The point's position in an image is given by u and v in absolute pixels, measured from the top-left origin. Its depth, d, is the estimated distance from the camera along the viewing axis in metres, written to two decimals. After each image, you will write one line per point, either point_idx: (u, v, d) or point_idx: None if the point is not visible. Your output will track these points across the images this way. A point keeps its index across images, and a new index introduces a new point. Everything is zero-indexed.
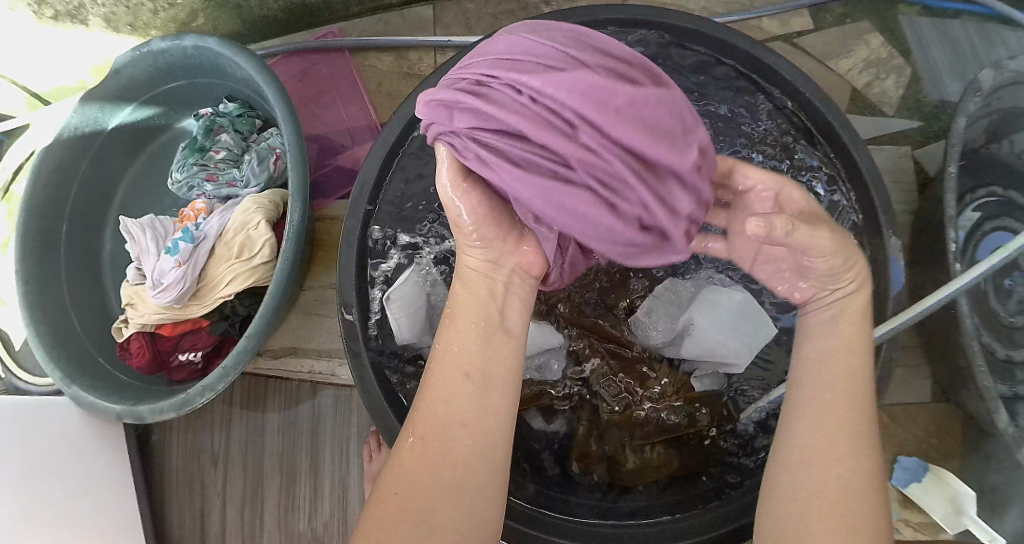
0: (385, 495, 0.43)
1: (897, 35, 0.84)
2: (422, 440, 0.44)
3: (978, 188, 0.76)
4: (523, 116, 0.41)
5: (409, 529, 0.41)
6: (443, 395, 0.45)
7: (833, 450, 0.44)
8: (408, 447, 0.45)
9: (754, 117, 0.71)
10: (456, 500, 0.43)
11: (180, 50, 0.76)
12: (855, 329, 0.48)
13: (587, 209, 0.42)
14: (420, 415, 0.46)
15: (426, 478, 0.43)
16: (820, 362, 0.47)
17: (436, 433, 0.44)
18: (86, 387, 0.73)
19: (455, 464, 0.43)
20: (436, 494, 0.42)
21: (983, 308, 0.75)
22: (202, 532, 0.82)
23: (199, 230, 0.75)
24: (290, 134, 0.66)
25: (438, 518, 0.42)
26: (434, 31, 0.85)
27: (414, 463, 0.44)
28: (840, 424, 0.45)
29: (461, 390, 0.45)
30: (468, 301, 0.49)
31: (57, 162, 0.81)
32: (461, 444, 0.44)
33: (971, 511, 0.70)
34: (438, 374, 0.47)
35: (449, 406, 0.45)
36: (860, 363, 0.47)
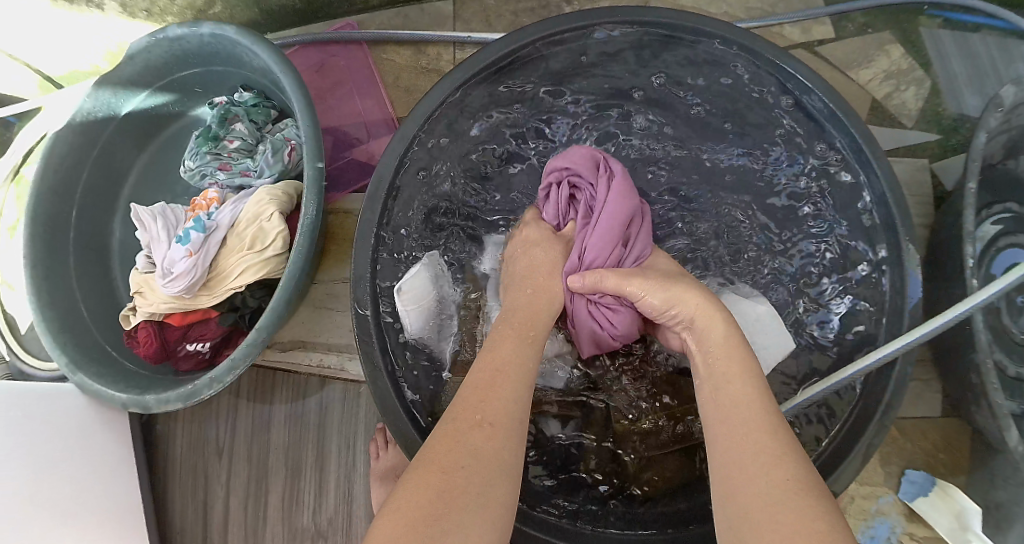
0: (444, 465, 0.41)
1: (918, 47, 0.83)
2: (489, 425, 0.44)
3: (994, 203, 0.76)
4: (606, 200, 0.62)
5: (470, 500, 0.40)
6: (514, 394, 0.47)
7: (758, 457, 0.42)
8: (466, 425, 0.44)
9: (774, 125, 0.70)
10: (511, 487, 0.43)
11: (197, 37, 0.76)
12: (733, 345, 0.51)
13: (578, 253, 0.62)
14: (483, 401, 0.46)
15: (488, 455, 0.42)
16: (713, 392, 0.49)
17: (502, 419, 0.45)
18: (92, 374, 0.73)
19: (512, 453, 0.44)
20: (497, 476, 0.42)
21: (994, 323, 0.74)
22: (204, 522, 0.81)
23: (212, 220, 0.75)
24: (307, 126, 0.65)
25: (493, 493, 0.41)
26: (453, 26, 0.84)
27: (477, 439, 0.43)
28: (749, 440, 0.43)
29: (525, 396, 0.48)
30: (525, 318, 0.56)
31: (69, 148, 0.80)
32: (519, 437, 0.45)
33: (976, 528, 0.69)
34: (505, 374, 0.49)
35: (517, 406, 0.47)
36: (744, 384, 0.47)
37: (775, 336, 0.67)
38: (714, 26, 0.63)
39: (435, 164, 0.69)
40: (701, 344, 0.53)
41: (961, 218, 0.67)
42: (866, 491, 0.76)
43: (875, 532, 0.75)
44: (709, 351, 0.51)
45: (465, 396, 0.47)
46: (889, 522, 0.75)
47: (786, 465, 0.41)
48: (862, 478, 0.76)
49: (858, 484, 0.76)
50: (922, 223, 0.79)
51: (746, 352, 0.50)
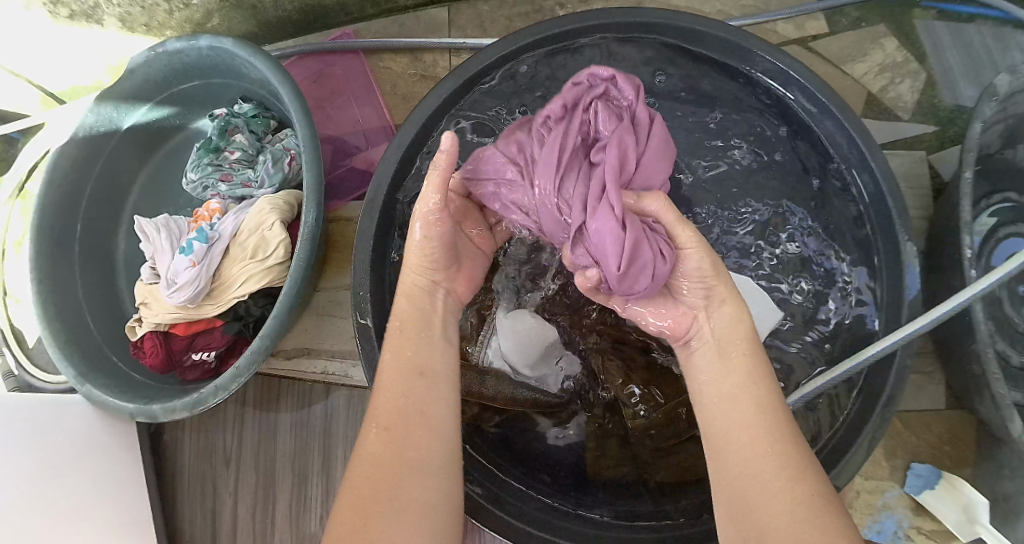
0: (355, 483, 0.44)
1: (912, 40, 0.83)
2: (386, 430, 0.46)
3: (993, 194, 0.76)
4: (657, 128, 0.56)
5: (384, 509, 0.42)
6: (403, 390, 0.48)
7: (783, 470, 0.41)
8: (370, 435, 0.47)
9: (769, 122, 0.71)
10: (430, 483, 0.45)
11: (196, 50, 0.77)
12: (744, 348, 0.50)
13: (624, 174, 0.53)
14: (382, 409, 0.48)
15: (395, 458, 0.45)
16: (727, 397, 0.48)
17: (396, 421, 0.47)
18: (99, 385, 0.74)
19: (420, 449, 0.46)
20: (409, 478, 0.44)
21: (996, 314, 0.74)
22: (214, 530, 0.82)
23: (214, 230, 0.76)
24: (305, 135, 0.66)
25: (404, 493, 0.43)
26: (449, 32, 0.85)
27: (380, 449, 0.45)
28: (768, 452, 0.43)
29: (418, 387, 0.49)
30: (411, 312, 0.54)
31: (72, 163, 0.81)
32: (425, 431, 0.47)
33: (985, 519, 0.70)
34: (402, 371, 0.50)
35: (410, 400, 0.48)
36: (763, 391, 0.47)
37: (763, 306, 0.69)
38: (702, 25, 0.64)
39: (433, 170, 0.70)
40: (719, 340, 0.51)
41: (959, 210, 0.68)
42: (872, 485, 0.76)
43: (882, 526, 0.75)
44: (728, 347, 0.50)
45: (378, 400, 0.48)
46: (895, 517, 0.75)
47: (806, 475, 0.41)
48: (867, 472, 0.76)
49: (864, 479, 0.76)
50: (921, 215, 0.79)
51: (764, 358, 0.49)
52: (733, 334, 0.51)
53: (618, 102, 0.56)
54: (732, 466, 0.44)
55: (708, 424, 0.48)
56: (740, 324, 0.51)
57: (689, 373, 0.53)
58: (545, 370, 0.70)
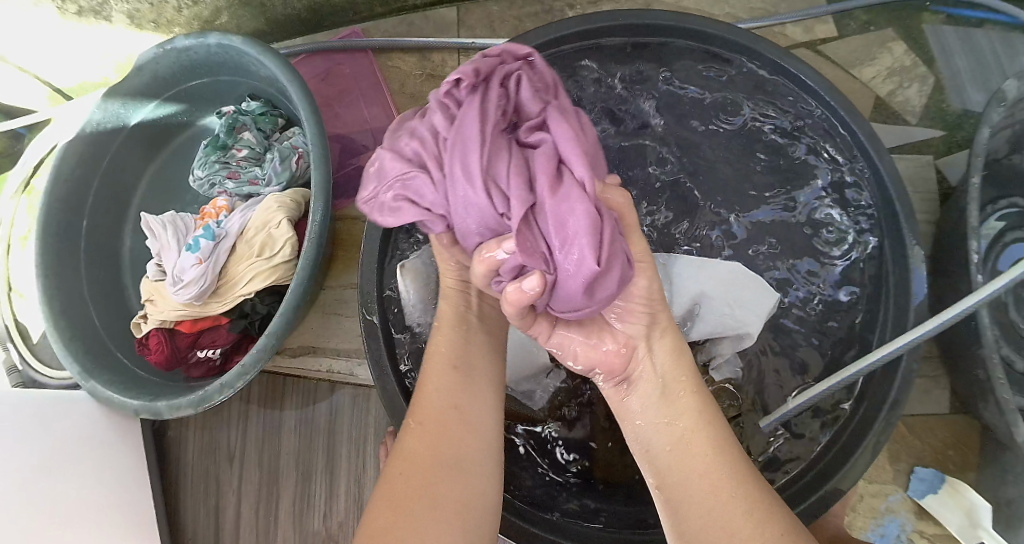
0: (393, 481, 0.44)
1: (921, 44, 0.83)
2: (419, 426, 0.47)
3: (1000, 198, 0.76)
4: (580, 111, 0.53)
5: (422, 507, 0.42)
6: (440, 385, 0.50)
7: (753, 510, 0.41)
8: (409, 434, 0.47)
9: (777, 125, 0.71)
10: (462, 480, 0.45)
11: (204, 48, 0.77)
12: (684, 387, 0.50)
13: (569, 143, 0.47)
14: (425, 408, 0.48)
15: (433, 457, 0.45)
16: (682, 442, 0.47)
17: (434, 420, 0.47)
18: (104, 382, 0.74)
19: (454, 446, 0.46)
20: (442, 471, 0.45)
21: (1002, 319, 0.74)
22: (217, 527, 0.82)
23: (221, 228, 0.76)
24: (313, 134, 0.66)
25: (443, 493, 0.44)
26: (457, 32, 0.85)
27: (417, 447, 0.46)
28: (731, 497, 0.42)
29: (452, 382, 0.50)
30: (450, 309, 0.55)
31: (79, 158, 0.81)
32: (461, 431, 0.47)
33: (986, 524, 0.69)
34: (436, 365, 0.51)
35: (445, 395, 0.49)
36: (717, 433, 0.47)
37: (750, 289, 0.69)
38: (709, 26, 0.64)
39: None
40: (662, 378, 0.51)
41: (966, 215, 0.67)
42: (875, 489, 0.76)
43: (885, 530, 0.75)
44: (673, 389, 0.50)
45: (420, 398, 0.49)
46: (899, 520, 0.75)
47: (772, 518, 0.41)
48: (871, 476, 0.76)
49: (867, 482, 0.76)
50: (928, 220, 0.79)
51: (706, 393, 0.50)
52: (675, 371, 0.51)
53: (539, 83, 0.52)
54: (696, 513, 0.43)
55: (665, 475, 0.47)
56: (681, 356, 0.52)
57: (631, 420, 0.52)
58: (532, 384, 0.70)
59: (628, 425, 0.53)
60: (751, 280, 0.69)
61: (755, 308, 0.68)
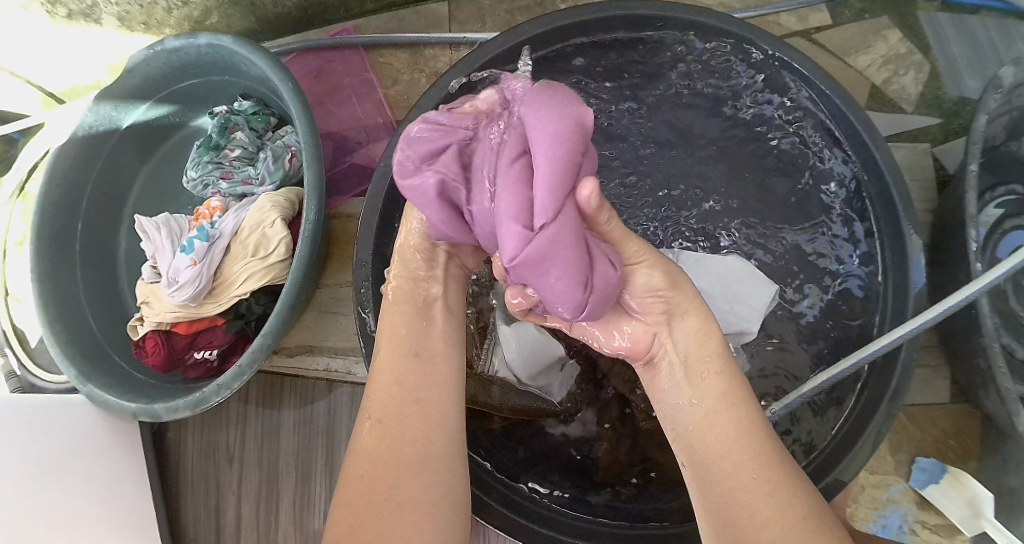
0: (350, 481, 0.46)
1: (916, 31, 0.83)
2: (379, 422, 0.48)
3: (998, 186, 0.75)
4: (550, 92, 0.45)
5: (379, 508, 0.44)
6: (397, 375, 0.50)
7: (776, 487, 0.42)
8: (366, 429, 0.48)
9: (772, 115, 0.70)
10: (424, 479, 0.46)
11: (194, 48, 0.76)
12: (708, 365, 0.50)
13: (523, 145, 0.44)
14: (380, 402, 0.49)
15: (390, 454, 0.46)
16: (707, 420, 0.47)
17: (389, 413, 0.48)
18: (101, 385, 0.73)
19: (414, 442, 0.47)
20: (401, 469, 0.46)
21: (1002, 308, 0.74)
22: (218, 528, 0.82)
23: (214, 228, 0.75)
24: (305, 131, 0.65)
25: (398, 489, 0.45)
26: (449, 27, 0.84)
27: (374, 445, 0.47)
28: (753, 477, 0.42)
29: (408, 369, 0.51)
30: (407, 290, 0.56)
31: (71, 162, 0.81)
32: (418, 420, 0.48)
33: (989, 514, 0.69)
34: (397, 354, 0.52)
35: (403, 387, 0.50)
36: (745, 411, 0.47)
37: (752, 280, 0.69)
38: (700, 16, 0.63)
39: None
40: (686, 358, 0.51)
41: (964, 202, 0.67)
42: (877, 480, 0.76)
43: (886, 521, 0.75)
44: (698, 366, 0.50)
45: (376, 389, 0.50)
46: (901, 511, 0.75)
47: (792, 498, 0.41)
48: (872, 467, 0.76)
49: (868, 473, 0.76)
50: (926, 208, 0.78)
51: (738, 370, 0.50)
52: (705, 352, 0.51)
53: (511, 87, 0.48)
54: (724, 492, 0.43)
55: (693, 453, 0.47)
56: (706, 338, 0.51)
57: (659, 399, 0.53)
58: (548, 379, 0.70)
59: (658, 403, 0.53)
60: (749, 268, 0.70)
61: (756, 306, 0.69)
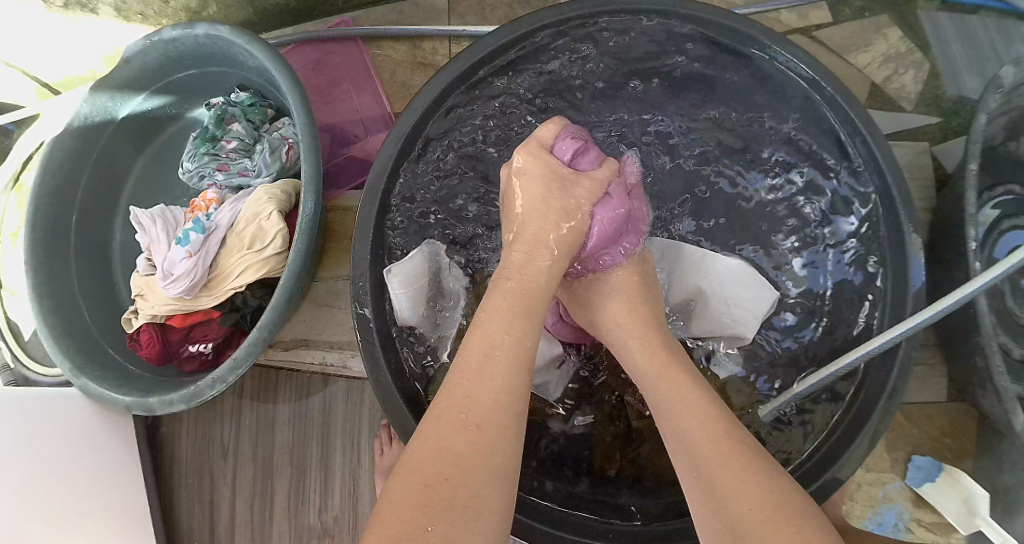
0: (428, 473, 0.40)
1: (916, 30, 0.83)
2: (477, 427, 0.42)
3: (996, 186, 0.76)
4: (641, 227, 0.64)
5: (458, 514, 0.38)
6: (504, 383, 0.45)
7: (745, 491, 0.41)
8: (451, 422, 0.43)
9: (773, 112, 0.70)
10: (503, 489, 0.41)
11: (192, 39, 0.76)
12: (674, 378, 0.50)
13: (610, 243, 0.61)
14: (470, 398, 0.44)
15: (479, 459, 0.41)
16: (665, 421, 0.49)
17: (485, 415, 0.43)
18: (95, 378, 0.73)
19: (505, 451, 0.42)
20: (485, 475, 0.40)
21: (999, 307, 0.74)
22: (211, 522, 0.82)
23: (210, 221, 0.75)
24: (303, 123, 0.65)
25: (482, 502, 0.39)
26: (448, 20, 0.83)
27: (461, 441, 0.41)
28: (725, 482, 0.42)
29: (510, 378, 0.46)
30: (521, 296, 0.52)
31: (67, 153, 0.80)
32: (510, 434, 0.43)
33: (984, 512, 0.70)
34: (495, 357, 0.47)
35: (506, 397, 0.45)
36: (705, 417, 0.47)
37: (756, 285, 0.70)
38: (702, 11, 0.62)
39: (437, 158, 0.70)
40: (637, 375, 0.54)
41: (963, 201, 0.67)
42: (873, 477, 0.76)
43: (882, 519, 0.75)
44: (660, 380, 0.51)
45: (459, 386, 0.45)
46: (896, 509, 0.75)
47: (743, 489, 0.41)
48: (869, 465, 0.76)
49: (865, 471, 0.76)
50: (924, 207, 0.78)
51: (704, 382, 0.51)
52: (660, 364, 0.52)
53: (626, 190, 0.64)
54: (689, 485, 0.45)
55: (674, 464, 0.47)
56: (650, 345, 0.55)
57: None
58: (545, 377, 0.71)
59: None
60: (753, 272, 0.70)
61: (756, 313, 0.70)
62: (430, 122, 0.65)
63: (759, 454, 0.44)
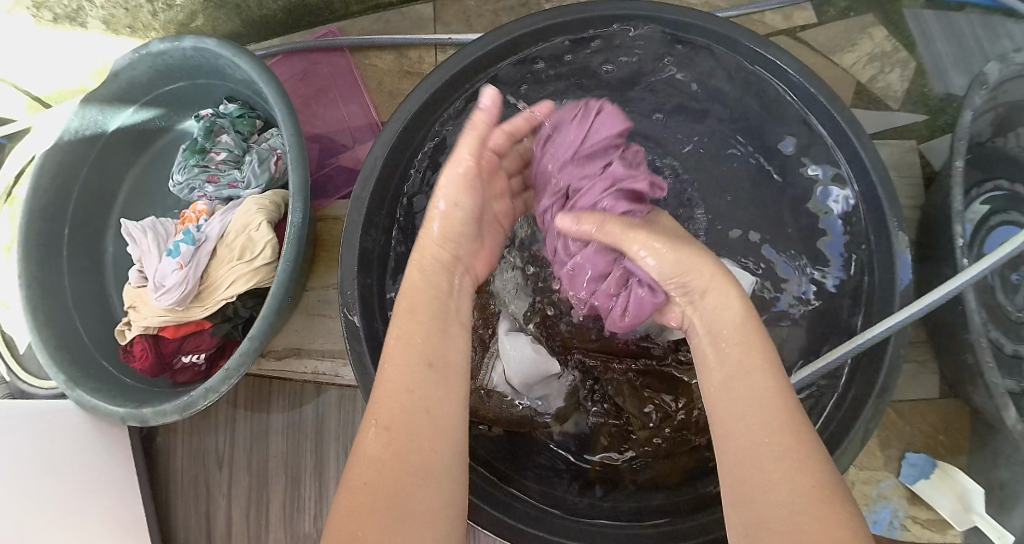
0: (355, 484, 0.44)
1: (901, 29, 0.83)
2: (387, 430, 0.45)
3: (985, 182, 0.76)
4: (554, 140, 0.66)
5: (385, 517, 0.42)
6: (416, 389, 0.47)
7: (796, 465, 0.41)
8: (371, 434, 0.46)
9: (759, 115, 0.70)
10: (429, 489, 0.44)
11: (179, 51, 0.76)
12: (746, 339, 0.48)
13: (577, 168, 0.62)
14: (385, 405, 0.47)
15: (397, 467, 0.44)
16: (728, 382, 0.47)
17: (399, 421, 0.46)
18: (90, 390, 0.73)
19: (423, 450, 0.45)
20: (409, 479, 0.43)
21: (989, 303, 0.75)
22: (208, 532, 0.82)
23: (201, 232, 0.75)
24: (290, 134, 0.65)
25: (408, 502, 0.42)
26: (435, 28, 0.84)
27: (379, 451, 0.44)
28: (775, 454, 0.42)
29: (422, 381, 0.48)
30: (424, 287, 0.54)
31: (58, 166, 0.81)
32: (428, 432, 0.46)
33: (979, 507, 0.71)
34: (410, 366, 0.48)
35: (415, 397, 0.47)
36: (766, 380, 0.46)
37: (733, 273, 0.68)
38: (683, 16, 0.63)
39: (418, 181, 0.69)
40: (710, 326, 0.51)
41: (950, 198, 0.68)
42: (866, 476, 0.76)
43: (877, 516, 0.75)
44: (721, 336, 0.50)
45: (378, 393, 0.48)
46: (891, 506, 0.75)
47: (808, 465, 0.41)
48: (862, 463, 0.76)
49: (858, 469, 0.76)
50: (912, 205, 0.79)
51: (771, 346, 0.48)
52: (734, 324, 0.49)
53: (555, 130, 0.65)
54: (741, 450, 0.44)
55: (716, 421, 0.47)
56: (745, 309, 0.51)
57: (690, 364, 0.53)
58: (543, 388, 0.68)
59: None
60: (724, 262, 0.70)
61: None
62: (417, 131, 0.65)
63: (817, 440, 0.43)
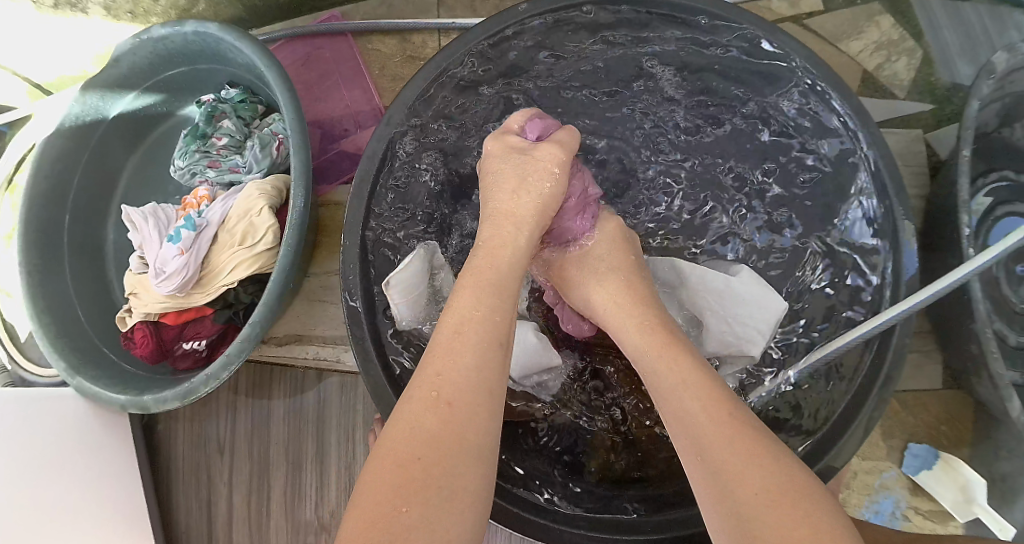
0: (399, 457, 0.39)
1: (909, 17, 0.82)
2: (447, 404, 0.41)
3: (990, 172, 0.75)
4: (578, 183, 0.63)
5: (434, 495, 0.37)
6: (479, 361, 0.44)
7: (746, 475, 0.39)
8: (421, 404, 0.42)
9: (764, 102, 0.70)
10: (483, 471, 0.40)
11: (181, 36, 0.75)
12: (666, 357, 0.49)
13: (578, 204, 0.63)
14: (444, 377, 0.43)
15: (447, 441, 0.40)
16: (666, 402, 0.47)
17: (459, 395, 0.42)
18: (91, 377, 0.73)
19: (478, 429, 0.41)
20: (460, 455, 0.39)
21: (995, 294, 0.74)
22: (209, 519, 0.82)
23: (202, 217, 0.75)
24: (292, 117, 0.65)
25: (458, 481, 0.38)
26: (437, 13, 0.83)
27: (430, 421, 0.41)
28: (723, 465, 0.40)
29: (490, 356, 0.45)
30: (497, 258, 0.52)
31: (59, 152, 0.80)
32: (485, 410, 0.42)
33: (981, 499, 0.72)
34: (471, 337, 0.45)
35: (477, 373, 0.44)
36: (691, 394, 0.45)
37: (762, 298, 0.68)
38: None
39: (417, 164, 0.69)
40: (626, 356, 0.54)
41: (956, 188, 0.67)
42: (869, 466, 0.75)
43: (879, 507, 0.75)
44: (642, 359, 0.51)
45: (432, 364, 0.44)
46: (893, 497, 0.75)
47: (745, 475, 0.39)
48: (865, 454, 0.76)
49: (861, 460, 0.75)
50: (918, 195, 0.78)
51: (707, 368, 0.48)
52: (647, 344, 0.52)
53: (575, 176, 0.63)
54: (692, 470, 0.43)
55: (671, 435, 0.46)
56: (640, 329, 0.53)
57: None
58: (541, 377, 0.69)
59: None
60: (760, 282, 0.69)
61: (762, 328, 0.68)
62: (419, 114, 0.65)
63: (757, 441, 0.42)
